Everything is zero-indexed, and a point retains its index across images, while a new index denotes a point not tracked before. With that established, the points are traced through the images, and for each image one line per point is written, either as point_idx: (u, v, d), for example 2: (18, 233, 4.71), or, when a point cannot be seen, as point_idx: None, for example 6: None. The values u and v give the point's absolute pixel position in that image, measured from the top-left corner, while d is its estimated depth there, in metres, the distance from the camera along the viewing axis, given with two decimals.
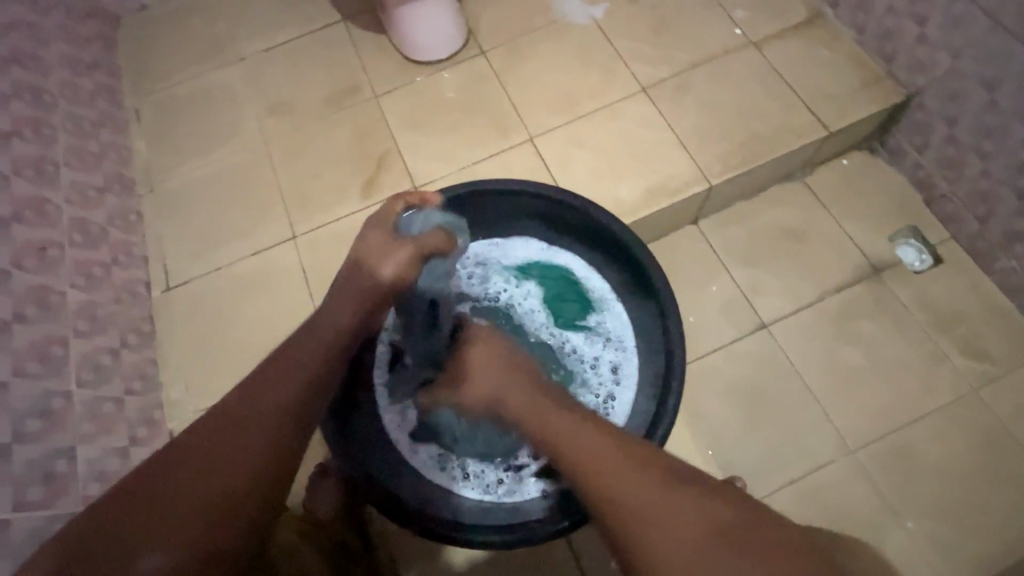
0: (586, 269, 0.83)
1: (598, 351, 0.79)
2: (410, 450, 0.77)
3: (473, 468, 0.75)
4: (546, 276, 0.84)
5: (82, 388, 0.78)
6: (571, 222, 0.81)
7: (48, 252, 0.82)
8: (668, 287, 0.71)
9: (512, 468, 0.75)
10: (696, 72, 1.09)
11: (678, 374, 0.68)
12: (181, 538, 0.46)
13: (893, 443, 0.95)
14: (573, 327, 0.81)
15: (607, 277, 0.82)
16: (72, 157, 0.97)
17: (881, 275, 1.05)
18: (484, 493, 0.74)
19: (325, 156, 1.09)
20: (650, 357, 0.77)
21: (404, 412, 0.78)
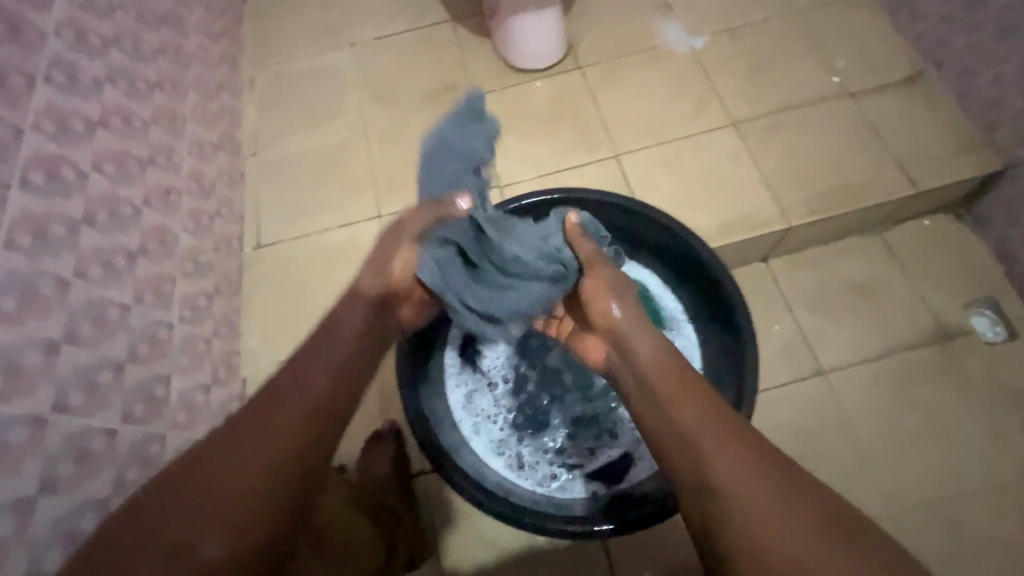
0: (660, 286, 0.86)
1: None
2: (471, 432, 0.80)
3: (529, 458, 0.78)
4: None
5: (181, 324, 0.85)
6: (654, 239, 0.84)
7: (170, 196, 0.90)
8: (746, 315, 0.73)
9: (566, 466, 0.78)
10: (788, 114, 1.11)
11: (750, 395, 0.69)
12: (225, 521, 0.46)
13: (942, 513, 0.92)
14: None
15: (681, 298, 0.85)
16: (198, 114, 1.05)
17: (951, 341, 1.03)
18: (538, 485, 0.76)
19: (418, 145, 1.15)
20: (716, 379, 0.79)
21: (471, 395, 0.82)
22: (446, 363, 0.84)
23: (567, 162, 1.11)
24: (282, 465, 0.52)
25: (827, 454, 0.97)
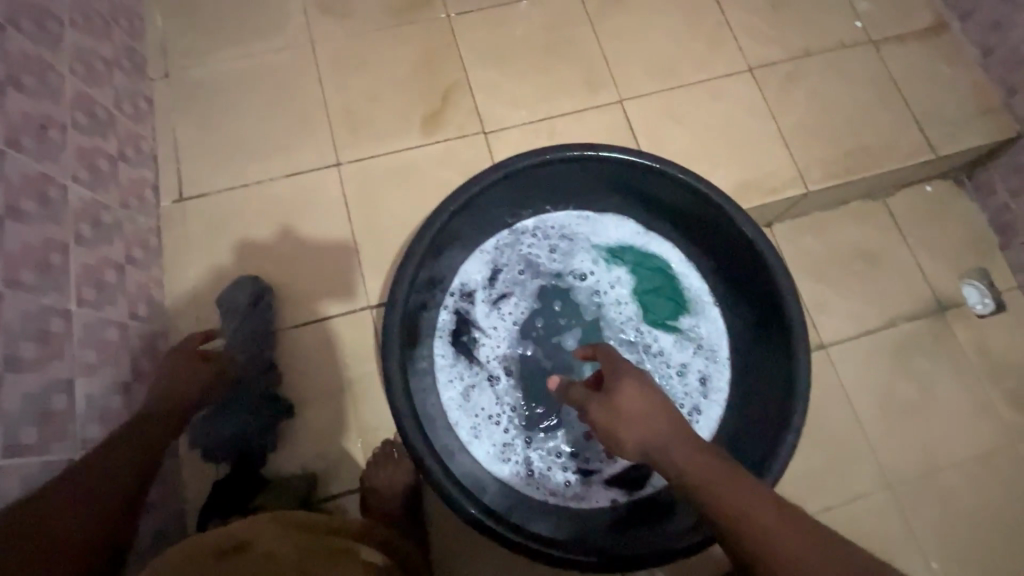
0: (684, 263, 0.75)
1: (688, 358, 0.72)
2: (470, 436, 0.69)
3: (539, 465, 0.68)
4: (639, 264, 0.76)
5: (82, 309, 0.64)
6: (683, 209, 0.71)
7: (49, 132, 0.66)
8: (795, 302, 0.63)
9: (581, 472, 0.68)
10: (808, 62, 0.99)
11: (803, 385, 0.61)
12: None
13: (928, 483, 0.94)
14: (663, 326, 0.74)
15: (707, 277, 0.75)
16: (79, 16, 0.78)
17: (945, 313, 1.02)
18: (549, 496, 0.67)
19: (384, 75, 0.94)
20: (750, 367, 0.71)
21: (468, 392, 0.70)
22: (435, 353, 0.71)
23: (565, 107, 0.95)
24: None
25: (825, 431, 0.95)
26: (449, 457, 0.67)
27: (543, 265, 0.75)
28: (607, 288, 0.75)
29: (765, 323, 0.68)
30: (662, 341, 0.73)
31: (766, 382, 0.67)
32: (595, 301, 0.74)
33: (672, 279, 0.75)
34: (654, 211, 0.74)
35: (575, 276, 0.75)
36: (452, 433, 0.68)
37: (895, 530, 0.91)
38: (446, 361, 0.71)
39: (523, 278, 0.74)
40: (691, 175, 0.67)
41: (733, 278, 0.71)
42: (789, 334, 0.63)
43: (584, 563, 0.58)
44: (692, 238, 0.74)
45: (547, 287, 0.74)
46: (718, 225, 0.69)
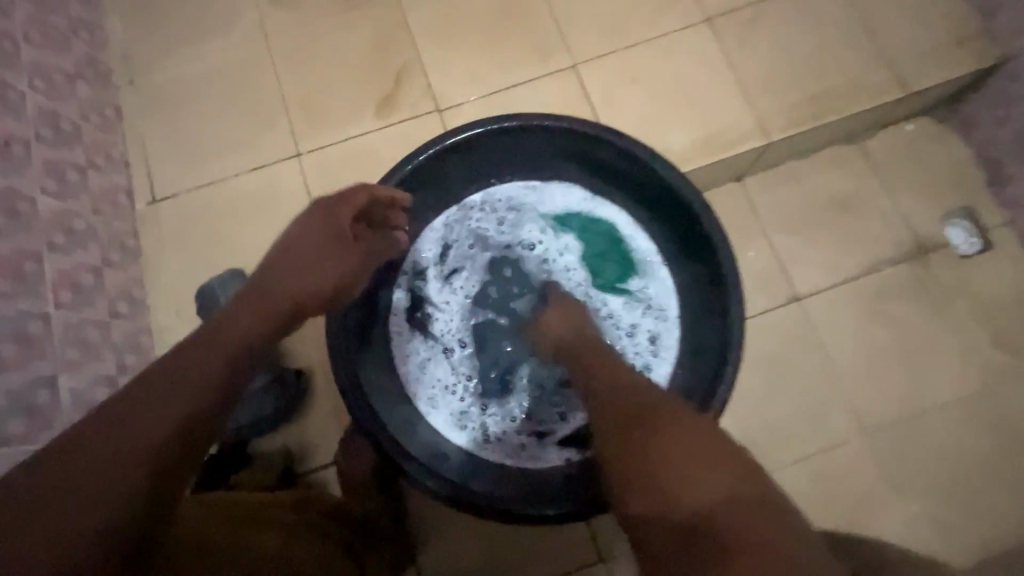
0: (632, 225, 0.77)
1: (638, 318, 0.74)
2: (427, 406, 0.72)
3: (494, 430, 0.72)
4: (587, 229, 0.77)
5: (61, 311, 0.70)
6: (623, 171, 0.73)
7: (13, 149, 0.70)
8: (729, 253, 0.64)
9: (535, 434, 0.72)
10: (770, 5, 0.96)
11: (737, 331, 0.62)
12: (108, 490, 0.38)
13: (910, 427, 0.93)
14: (613, 289, 0.75)
15: (654, 237, 0.76)
16: (35, 33, 0.81)
17: (927, 255, 0.99)
18: (503, 459, 0.71)
19: (337, 61, 0.95)
20: (700, 320, 0.71)
21: (423, 364, 0.74)
22: (392, 328, 0.75)
23: (519, 76, 0.94)
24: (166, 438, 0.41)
25: (802, 382, 0.95)
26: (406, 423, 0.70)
27: (493, 237, 0.78)
28: (557, 255, 0.77)
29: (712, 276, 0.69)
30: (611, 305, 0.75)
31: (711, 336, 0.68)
32: (545, 268, 0.77)
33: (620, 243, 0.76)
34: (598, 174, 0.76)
35: (524, 245, 0.77)
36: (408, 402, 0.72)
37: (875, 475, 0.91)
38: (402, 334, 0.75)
39: (474, 251, 0.77)
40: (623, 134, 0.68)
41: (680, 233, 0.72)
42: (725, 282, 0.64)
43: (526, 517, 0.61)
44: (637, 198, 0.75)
45: (497, 258, 0.77)
46: (657, 184, 0.70)
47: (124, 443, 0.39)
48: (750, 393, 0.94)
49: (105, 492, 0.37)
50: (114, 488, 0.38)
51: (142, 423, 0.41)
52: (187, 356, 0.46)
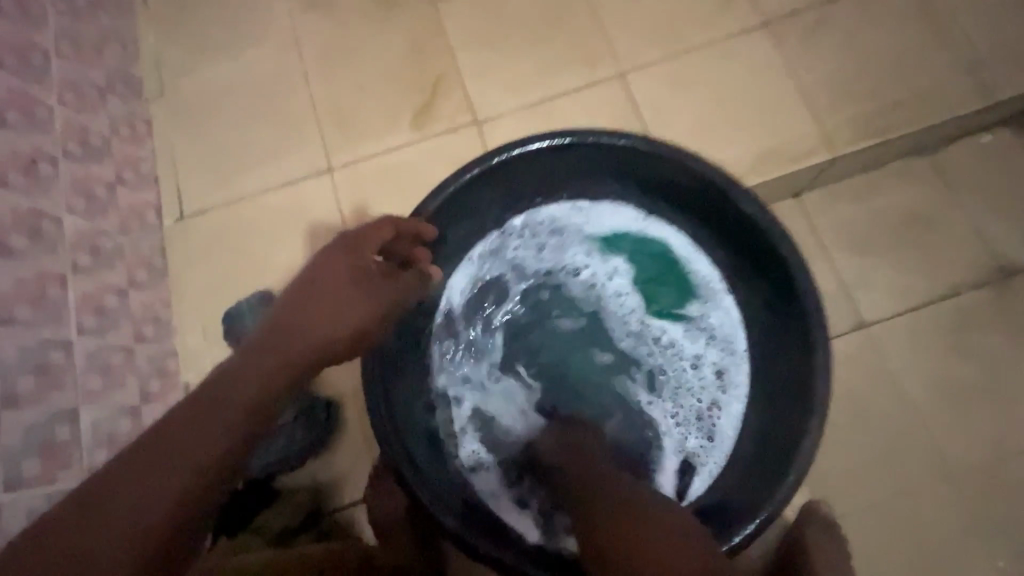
0: (688, 247, 0.73)
1: (700, 349, 0.71)
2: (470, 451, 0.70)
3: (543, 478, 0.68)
4: (640, 253, 0.74)
5: (84, 336, 0.66)
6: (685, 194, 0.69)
7: (39, 166, 0.67)
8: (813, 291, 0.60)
9: None
10: (836, 8, 0.88)
11: (823, 375, 0.58)
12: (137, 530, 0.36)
13: (997, 473, 0.83)
14: (671, 317, 0.73)
15: (714, 261, 0.73)
16: (65, 44, 0.79)
17: (1010, 281, 0.90)
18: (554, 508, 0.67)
19: (372, 72, 0.90)
20: (770, 354, 0.68)
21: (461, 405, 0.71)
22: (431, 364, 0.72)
23: (562, 87, 0.88)
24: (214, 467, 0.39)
25: (873, 419, 0.85)
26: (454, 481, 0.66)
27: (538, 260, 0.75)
28: (606, 280, 0.75)
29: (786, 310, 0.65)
30: (671, 332, 0.73)
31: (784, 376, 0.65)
32: (595, 295, 0.75)
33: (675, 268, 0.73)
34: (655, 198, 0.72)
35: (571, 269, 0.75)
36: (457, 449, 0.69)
37: (959, 528, 0.81)
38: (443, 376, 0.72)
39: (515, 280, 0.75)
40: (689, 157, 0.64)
41: (747, 261, 0.69)
42: (807, 321, 0.60)
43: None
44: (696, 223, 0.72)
45: (541, 284, 0.75)
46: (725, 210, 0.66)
47: (181, 459, 0.38)
48: None
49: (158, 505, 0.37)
50: (168, 504, 0.37)
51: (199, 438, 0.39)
52: (241, 367, 0.44)
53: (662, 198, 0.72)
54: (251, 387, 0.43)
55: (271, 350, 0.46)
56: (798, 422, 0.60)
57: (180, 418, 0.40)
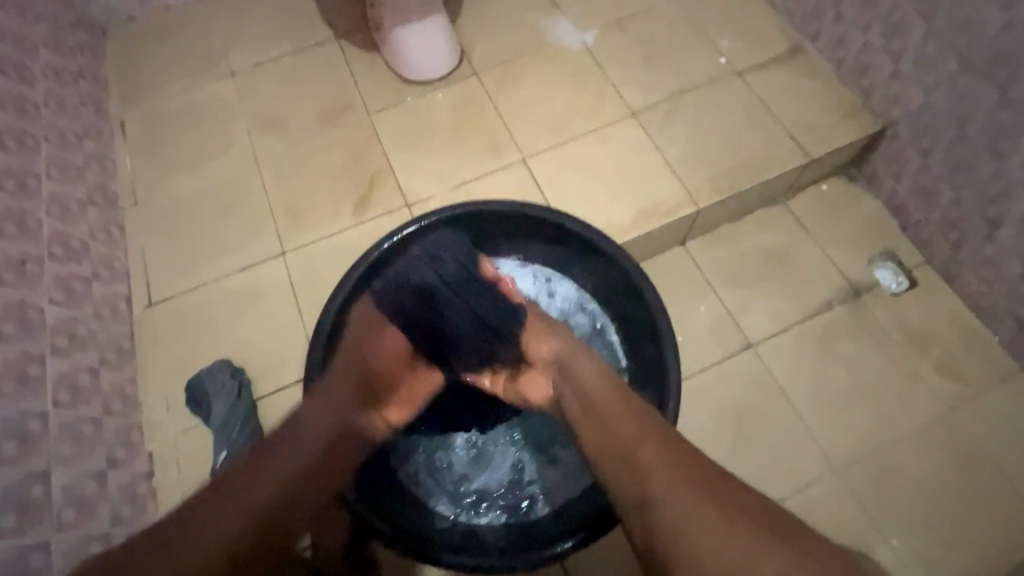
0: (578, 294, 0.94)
1: None
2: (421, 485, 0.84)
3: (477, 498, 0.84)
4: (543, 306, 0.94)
5: (59, 409, 0.75)
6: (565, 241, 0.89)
7: (28, 266, 0.80)
8: (659, 302, 0.80)
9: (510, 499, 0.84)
10: (684, 99, 1.13)
11: (671, 364, 0.77)
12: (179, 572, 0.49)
13: (874, 461, 0.98)
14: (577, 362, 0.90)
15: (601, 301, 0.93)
16: (54, 169, 0.94)
17: (861, 296, 1.08)
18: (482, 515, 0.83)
19: (319, 172, 1.09)
20: (643, 366, 0.86)
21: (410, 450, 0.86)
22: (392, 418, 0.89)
23: (476, 172, 1.08)
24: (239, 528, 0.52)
25: (765, 426, 1.00)
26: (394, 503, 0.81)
27: None
28: None
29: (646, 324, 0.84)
30: None
31: (654, 378, 0.82)
32: None
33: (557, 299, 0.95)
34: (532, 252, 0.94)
35: None
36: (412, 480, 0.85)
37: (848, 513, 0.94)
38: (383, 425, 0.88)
39: None
40: (551, 216, 0.85)
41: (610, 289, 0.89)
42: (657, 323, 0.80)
43: (562, 552, 0.71)
44: (566, 265, 0.93)
45: None
46: (594, 251, 0.87)
47: (201, 544, 0.50)
48: (717, 440, 0.99)
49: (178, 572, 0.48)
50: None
51: (219, 526, 0.52)
52: (258, 465, 0.57)
53: (551, 255, 0.94)
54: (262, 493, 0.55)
55: (284, 460, 0.58)
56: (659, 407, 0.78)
57: (207, 509, 0.53)
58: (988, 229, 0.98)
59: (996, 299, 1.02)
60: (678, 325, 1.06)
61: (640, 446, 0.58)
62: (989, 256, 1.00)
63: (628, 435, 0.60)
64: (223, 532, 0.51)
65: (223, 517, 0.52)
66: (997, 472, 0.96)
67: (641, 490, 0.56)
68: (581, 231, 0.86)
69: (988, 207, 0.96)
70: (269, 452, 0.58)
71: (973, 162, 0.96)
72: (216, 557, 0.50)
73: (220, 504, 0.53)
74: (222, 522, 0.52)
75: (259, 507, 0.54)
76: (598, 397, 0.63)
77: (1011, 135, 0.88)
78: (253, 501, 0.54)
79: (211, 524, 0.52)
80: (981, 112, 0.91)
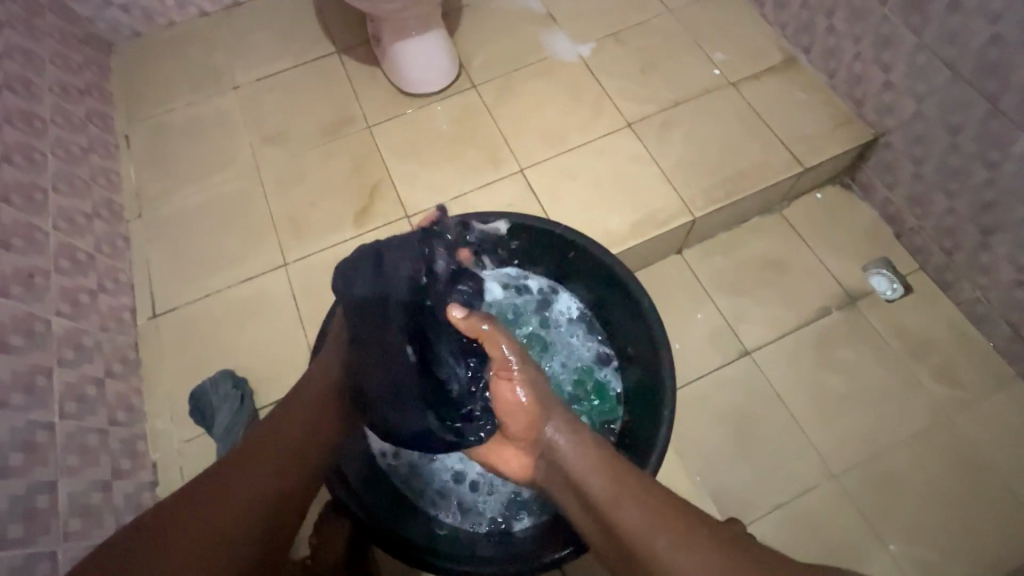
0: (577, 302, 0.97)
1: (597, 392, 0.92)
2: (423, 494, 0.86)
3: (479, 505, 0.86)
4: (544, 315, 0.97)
5: (66, 420, 0.77)
6: (561, 251, 0.91)
7: (36, 280, 0.82)
8: (653, 310, 0.81)
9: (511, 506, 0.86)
10: (679, 110, 1.15)
11: (669, 374, 0.78)
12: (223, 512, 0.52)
13: (873, 467, 0.98)
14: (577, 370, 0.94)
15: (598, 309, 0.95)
16: (61, 183, 0.96)
17: (857, 303, 1.09)
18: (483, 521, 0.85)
19: (321, 184, 1.10)
20: (639, 374, 0.87)
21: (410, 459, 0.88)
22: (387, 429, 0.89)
23: (475, 183, 1.09)
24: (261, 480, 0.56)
25: (763, 433, 1.01)
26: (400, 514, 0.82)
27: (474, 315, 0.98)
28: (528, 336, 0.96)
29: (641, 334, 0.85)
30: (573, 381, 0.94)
31: (650, 386, 0.83)
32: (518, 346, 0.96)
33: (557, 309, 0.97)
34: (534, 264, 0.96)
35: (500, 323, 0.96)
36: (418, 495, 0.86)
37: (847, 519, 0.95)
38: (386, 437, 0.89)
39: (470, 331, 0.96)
40: (553, 226, 0.87)
41: (608, 300, 0.91)
42: (652, 333, 0.81)
43: (562, 558, 0.72)
44: (566, 275, 0.95)
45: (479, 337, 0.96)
46: (589, 261, 0.88)
47: (251, 483, 0.55)
48: (715, 447, 1.00)
49: (239, 506, 0.53)
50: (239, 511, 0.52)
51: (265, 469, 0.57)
52: (280, 425, 0.63)
53: (548, 265, 0.96)
54: (290, 443, 0.61)
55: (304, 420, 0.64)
56: (655, 415, 0.79)
57: (244, 459, 0.57)
58: (981, 236, 0.99)
59: (991, 305, 1.03)
60: (675, 332, 1.08)
61: (637, 518, 0.54)
62: (982, 263, 1.01)
63: (630, 514, 0.55)
64: (262, 469, 0.57)
65: (264, 462, 0.58)
66: (995, 477, 0.97)
67: (664, 573, 0.50)
68: (576, 242, 0.87)
69: (980, 214, 0.98)
70: (285, 416, 0.64)
71: (966, 171, 0.97)
72: (246, 498, 0.54)
73: (256, 454, 0.58)
74: (263, 466, 0.57)
75: (291, 451, 0.60)
76: (592, 474, 0.59)
77: (1002, 144, 0.90)
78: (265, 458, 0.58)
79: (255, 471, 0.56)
80: (972, 122, 0.92)
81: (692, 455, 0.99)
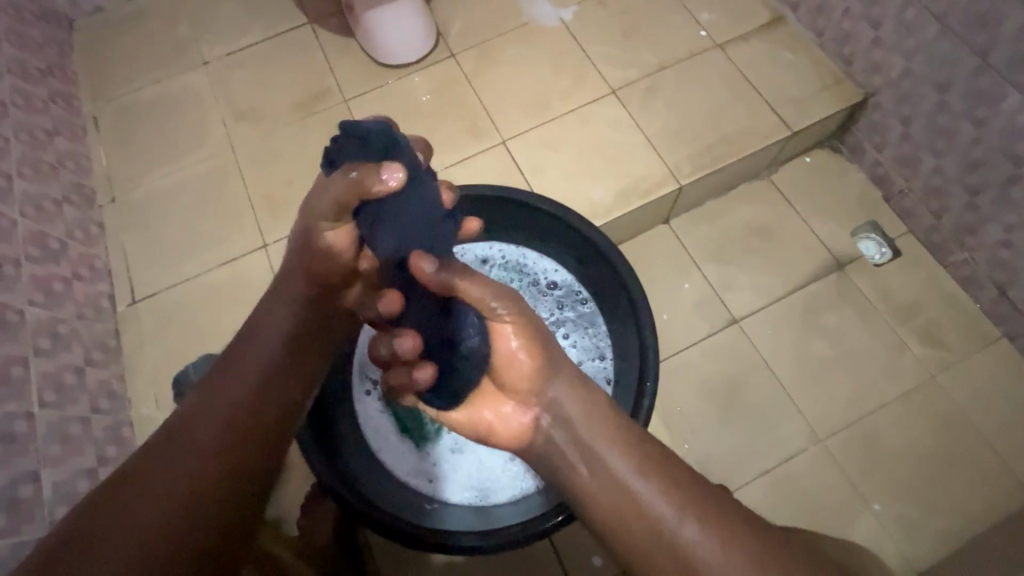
0: (549, 263, 0.94)
1: (593, 338, 0.90)
2: (446, 492, 0.85)
3: (512, 478, 0.85)
4: (520, 274, 0.94)
5: (45, 410, 0.76)
6: (516, 217, 0.91)
7: (5, 269, 0.80)
8: (615, 247, 0.83)
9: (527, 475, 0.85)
10: (664, 75, 1.11)
11: (650, 336, 0.80)
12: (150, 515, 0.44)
13: (858, 430, 0.99)
14: (572, 313, 0.92)
15: (568, 268, 0.93)
16: (25, 168, 0.93)
17: (844, 268, 1.09)
18: (515, 494, 0.84)
19: (298, 161, 1.07)
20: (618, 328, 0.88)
21: (419, 466, 0.86)
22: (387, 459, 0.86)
23: (455, 157, 1.07)
24: (202, 470, 0.48)
25: (750, 399, 1.01)
26: (390, 493, 0.83)
27: None
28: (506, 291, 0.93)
29: (611, 274, 0.86)
30: (569, 325, 0.91)
31: (628, 329, 0.86)
32: None
33: (503, 273, 0.94)
34: (503, 231, 0.94)
35: None
36: (447, 496, 0.85)
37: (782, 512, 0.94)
38: (410, 471, 0.86)
39: None
40: (521, 192, 0.86)
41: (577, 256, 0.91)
42: (619, 270, 0.83)
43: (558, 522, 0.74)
44: (543, 241, 0.93)
45: None
46: (545, 218, 0.89)
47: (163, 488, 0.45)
48: (701, 416, 1.01)
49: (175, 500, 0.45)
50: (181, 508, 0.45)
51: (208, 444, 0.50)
52: (207, 403, 0.53)
53: (510, 231, 0.93)
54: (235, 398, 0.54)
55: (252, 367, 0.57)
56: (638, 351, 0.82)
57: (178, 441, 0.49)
58: (968, 197, 0.98)
59: (978, 266, 1.02)
60: (662, 304, 1.07)
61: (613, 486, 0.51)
62: (968, 224, 1.00)
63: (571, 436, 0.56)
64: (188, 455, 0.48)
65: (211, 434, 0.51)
66: (979, 437, 0.98)
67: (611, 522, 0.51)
68: (529, 200, 0.87)
69: (967, 174, 0.96)
70: (210, 391, 0.54)
71: (953, 130, 0.95)
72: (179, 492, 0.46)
73: (171, 461, 0.47)
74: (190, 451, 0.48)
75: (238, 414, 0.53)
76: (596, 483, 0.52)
77: (992, 101, 0.87)
78: (206, 433, 0.50)
79: (168, 464, 0.47)
80: (960, 79, 0.90)
81: (678, 424, 1.00)
